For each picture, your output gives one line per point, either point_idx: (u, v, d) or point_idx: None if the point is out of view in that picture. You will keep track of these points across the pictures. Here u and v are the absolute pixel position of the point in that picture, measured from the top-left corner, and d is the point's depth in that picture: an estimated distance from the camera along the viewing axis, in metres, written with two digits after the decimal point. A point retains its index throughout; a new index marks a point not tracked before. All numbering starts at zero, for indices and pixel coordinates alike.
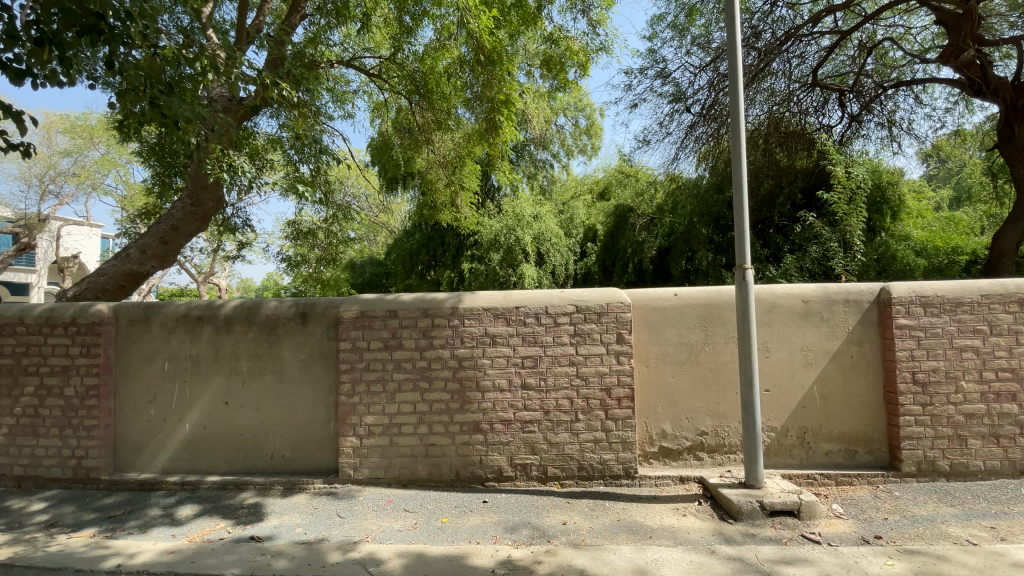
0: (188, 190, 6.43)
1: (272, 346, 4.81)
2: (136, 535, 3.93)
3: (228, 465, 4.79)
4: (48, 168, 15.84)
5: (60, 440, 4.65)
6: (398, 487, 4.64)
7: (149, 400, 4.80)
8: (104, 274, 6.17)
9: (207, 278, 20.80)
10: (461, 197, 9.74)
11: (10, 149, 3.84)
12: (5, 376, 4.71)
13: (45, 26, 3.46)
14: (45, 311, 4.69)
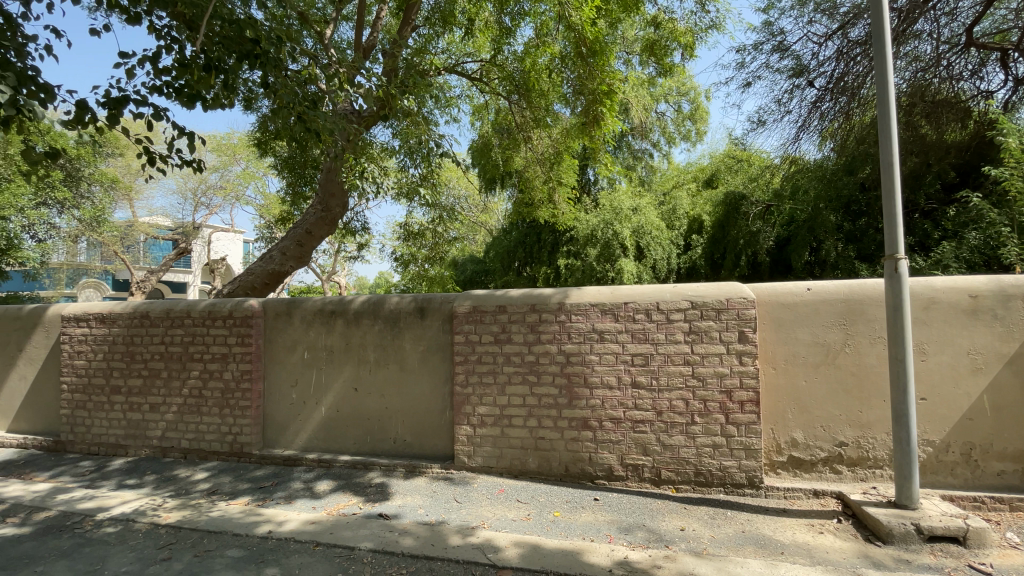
0: (318, 198, 7.13)
1: (394, 338, 5.17)
2: (283, 504, 4.41)
3: (356, 447, 5.23)
4: (202, 183, 18.47)
5: (220, 417, 5.39)
6: (509, 477, 4.75)
7: (292, 384, 5.41)
8: (252, 274, 7.03)
9: (328, 277, 23.00)
10: (558, 193, 9.67)
11: (184, 166, 4.32)
12: (175, 362, 5.53)
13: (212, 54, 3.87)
14: (208, 306, 5.46)
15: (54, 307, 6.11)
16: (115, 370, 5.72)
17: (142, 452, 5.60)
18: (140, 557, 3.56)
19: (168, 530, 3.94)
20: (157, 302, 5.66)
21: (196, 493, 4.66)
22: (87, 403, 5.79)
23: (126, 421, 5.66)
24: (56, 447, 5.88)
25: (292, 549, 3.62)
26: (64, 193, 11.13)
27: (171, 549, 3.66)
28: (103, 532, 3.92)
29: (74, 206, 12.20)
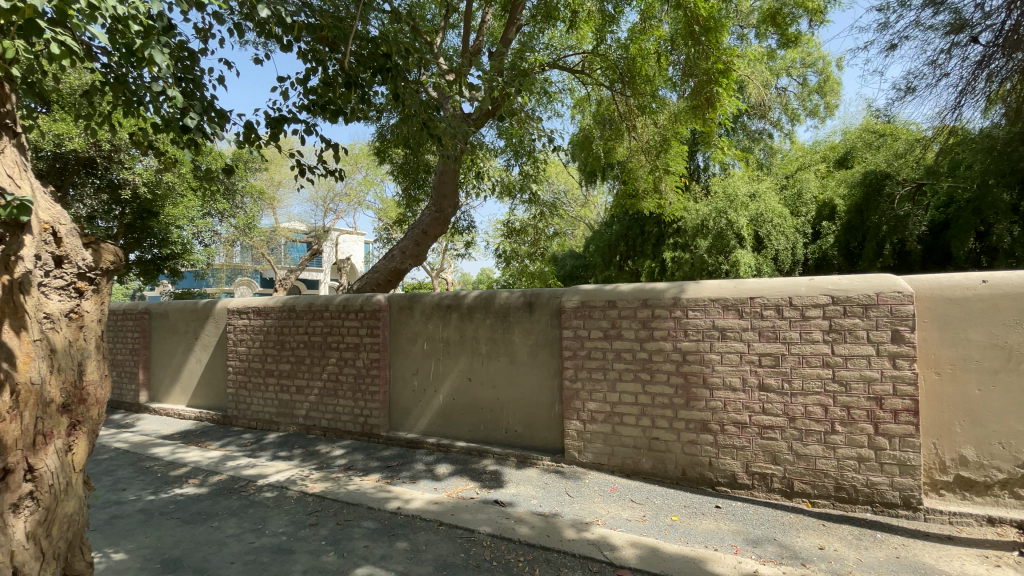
0: (432, 199, 7.53)
1: (505, 332, 5.31)
2: (408, 484, 4.76)
3: (471, 434, 5.48)
4: (329, 190, 20.52)
5: (353, 400, 5.97)
6: (622, 476, 4.66)
7: (413, 372, 5.82)
8: (377, 271, 7.62)
9: (437, 274, 24.38)
10: (665, 182, 9.18)
11: (330, 175, 4.75)
12: (316, 350, 6.23)
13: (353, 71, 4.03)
14: (342, 300, 6.07)
15: (222, 302, 7.20)
16: (269, 356, 6.59)
17: (291, 428, 6.40)
18: (293, 520, 4.06)
19: (314, 499, 4.45)
20: (301, 297, 6.41)
21: (335, 467, 5.21)
22: (248, 383, 6.75)
23: (277, 401, 6.50)
24: (225, 420, 6.94)
25: (418, 527, 3.90)
26: (225, 205, 13.06)
27: (317, 516, 4.13)
28: (264, 495, 4.54)
29: (232, 215, 14.25)
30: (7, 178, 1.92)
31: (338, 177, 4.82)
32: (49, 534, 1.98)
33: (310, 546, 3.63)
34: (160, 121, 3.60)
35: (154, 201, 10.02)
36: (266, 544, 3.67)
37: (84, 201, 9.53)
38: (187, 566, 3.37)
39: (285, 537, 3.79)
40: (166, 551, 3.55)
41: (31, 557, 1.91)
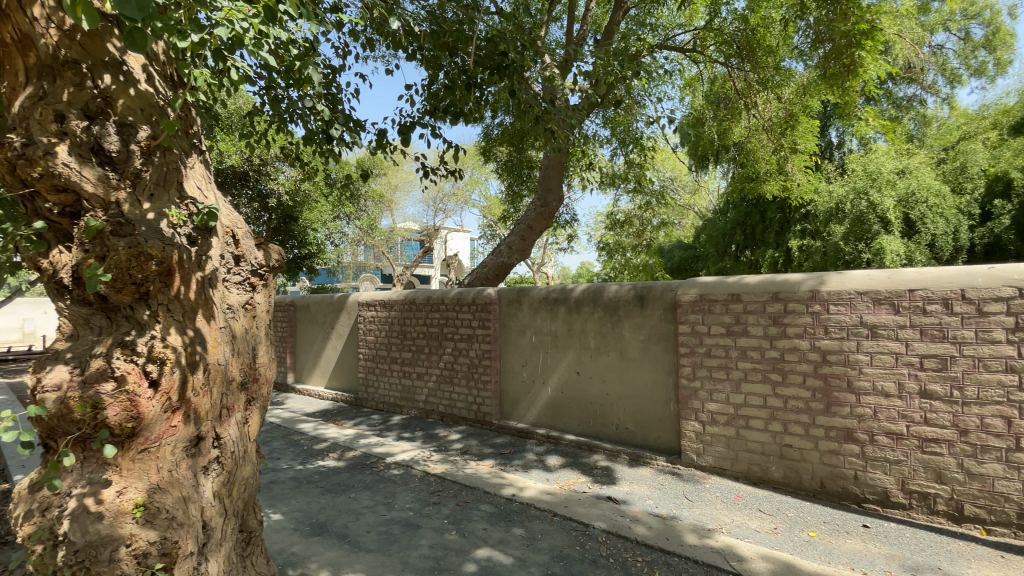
0: (538, 194, 7.59)
1: (617, 325, 5.18)
2: (521, 472, 4.87)
3: (581, 428, 5.45)
4: (439, 191, 21.66)
5: (467, 389, 6.27)
6: (747, 483, 4.32)
7: (522, 364, 5.93)
8: (486, 265, 7.79)
9: (540, 268, 24.61)
10: (792, 162, 8.27)
11: (451, 174, 4.97)
12: (433, 340, 6.63)
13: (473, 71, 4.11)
14: (456, 294, 6.38)
15: (353, 296, 7.96)
16: (393, 345, 7.16)
17: (412, 411, 6.91)
18: (418, 497, 4.37)
19: (435, 479, 4.75)
20: (420, 291, 6.86)
21: (452, 451, 5.51)
22: (375, 369, 7.41)
23: (400, 386, 7.05)
24: (356, 401, 7.70)
25: (533, 515, 3.98)
26: (351, 209, 14.41)
27: (438, 495, 4.40)
28: (391, 472, 4.94)
29: (357, 217, 15.67)
30: (198, 192, 2.25)
31: (460, 177, 5.03)
32: (231, 494, 2.33)
33: (434, 524, 3.88)
34: (306, 134, 4.06)
35: (295, 208, 11.37)
36: (396, 518, 3.99)
37: (241, 209, 11.13)
38: (332, 530, 3.78)
39: (412, 512, 4.09)
40: (314, 516, 4.03)
41: (217, 512, 2.26)
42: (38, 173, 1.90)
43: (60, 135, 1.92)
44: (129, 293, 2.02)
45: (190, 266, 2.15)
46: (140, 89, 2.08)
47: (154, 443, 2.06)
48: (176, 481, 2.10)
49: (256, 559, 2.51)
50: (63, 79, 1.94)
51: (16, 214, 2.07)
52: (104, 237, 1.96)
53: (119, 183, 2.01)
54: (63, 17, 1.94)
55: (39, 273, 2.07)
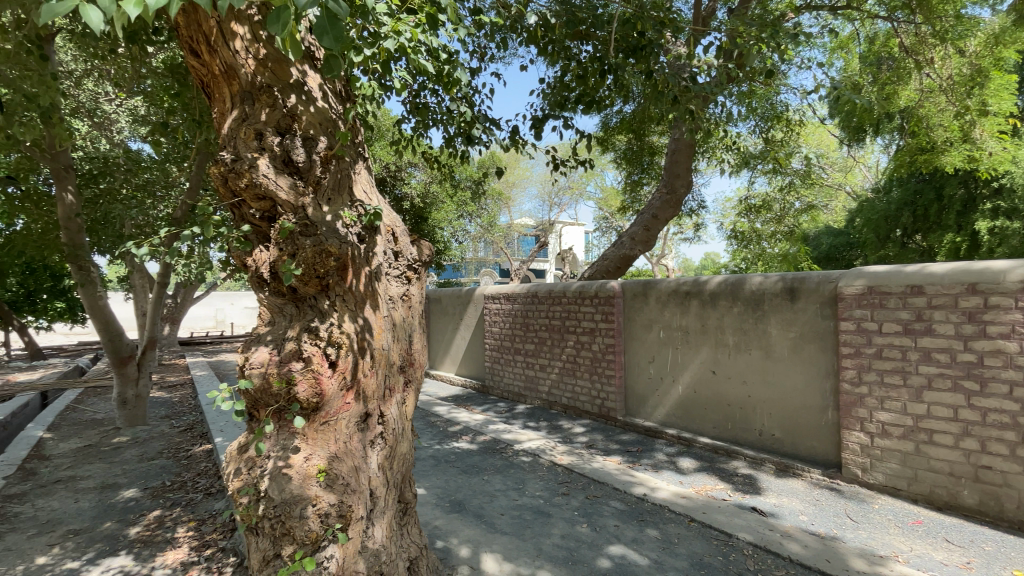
0: (663, 181, 7.28)
1: (759, 322, 4.74)
2: (651, 472, 4.70)
3: (717, 431, 5.10)
4: (555, 185, 21.72)
5: (591, 383, 6.22)
6: (928, 508, 3.68)
7: (649, 360, 5.71)
8: (608, 258, 7.58)
9: (658, 261, 23.50)
10: (983, 126, 6.81)
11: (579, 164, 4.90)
12: (556, 333, 6.69)
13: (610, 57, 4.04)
14: (579, 287, 6.34)
15: (479, 289, 8.35)
16: (517, 336, 7.37)
17: (536, 402, 7.04)
18: (547, 486, 4.44)
19: (563, 470, 4.79)
20: (543, 284, 6.95)
21: (578, 443, 5.52)
22: (500, 359, 7.69)
23: (524, 377, 7.23)
24: (483, 389, 8.08)
25: (668, 517, 3.81)
26: (471, 207, 15.07)
27: (567, 486, 4.43)
28: (520, 459, 5.09)
29: (477, 214, 16.37)
30: (364, 195, 2.50)
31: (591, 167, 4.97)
32: (392, 468, 2.56)
33: (565, 514, 3.91)
34: (444, 136, 4.32)
35: (423, 208, 12.19)
36: (528, 504, 4.10)
37: None
38: (469, 510, 4.00)
39: (542, 500, 4.17)
40: (452, 494, 4.30)
41: (381, 483, 2.50)
42: (244, 184, 2.24)
43: (260, 150, 2.24)
44: (313, 285, 2.33)
45: (360, 261, 2.41)
46: (319, 106, 2.36)
47: (333, 417, 2.34)
48: (350, 452, 2.37)
49: (411, 529, 2.73)
50: (260, 102, 2.26)
51: (228, 219, 2.47)
52: (293, 237, 2.26)
53: (305, 190, 2.30)
54: (258, 47, 2.24)
55: (245, 268, 2.45)
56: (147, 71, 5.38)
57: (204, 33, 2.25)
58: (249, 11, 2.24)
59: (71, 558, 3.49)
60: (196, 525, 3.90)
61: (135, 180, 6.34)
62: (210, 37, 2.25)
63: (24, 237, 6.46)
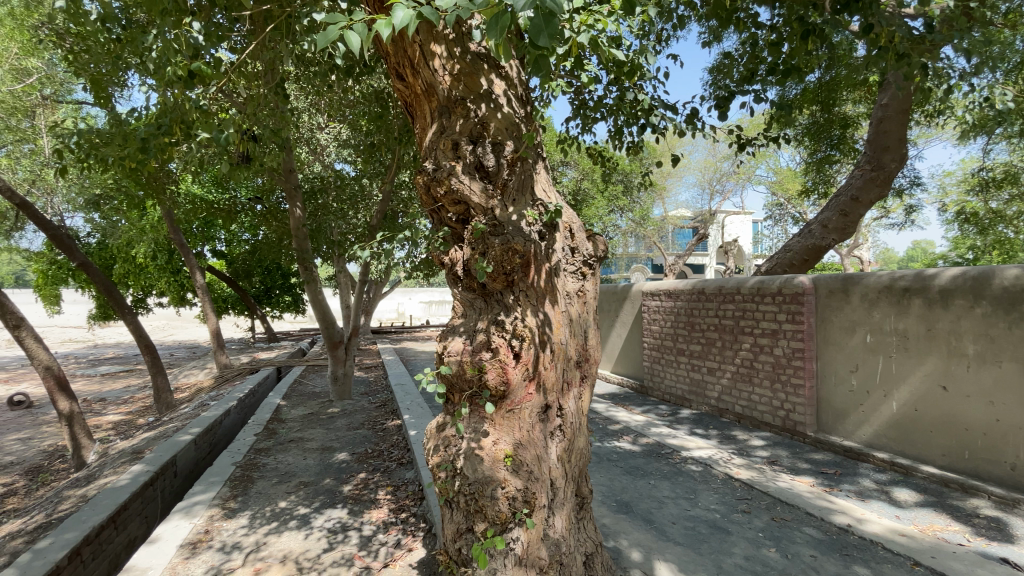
0: (866, 156, 6.21)
1: (1014, 327, 3.72)
2: (854, 499, 4.02)
3: (947, 461, 4.15)
4: (716, 171, 19.95)
5: (771, 391, 5.57)
6: None
7: (851, 369, 4.90)
8: (790, 250, 6.66)
9: (849, 252, 20.00)
10: None
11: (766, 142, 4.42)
12: (728, 333, 6.15)
13: (808, 17, 3.52)
14: (757, 282, 5.73)
15: (637, 285, 8.08)
16: (680, 336, 6.96)
17: (703, 408, 6.56)
18: (724, 501, 4.09)
19: (741, 485, 4.36)
20: (712, 279, 6.44)
21: (757, 457, 4.98)
22: (661, 359, 7.34)
23: (689, 379, 6.79)
24: (642, 389, 7.81)
25: (882, 556, 3.20)
26: (624, 200, 14.67)
27: (747, 504, 4.02)
28: (690, 468, 4.77)
29: (630, 208, 15.91)
30: (545, 193, 2.57)
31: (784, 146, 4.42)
32: (571, 460, 2.59)
33: (747, 534, 3.56)
34: (613, 129, 4.25)
35: (576, 206, 12.26)
36: (702, 516, 3.83)
37: None
38: (638, 513, 3.89)
39: (719, 515, 3.85)
40: (619, 494, 4.22)
41: (561, 475, 2.55)
42: (444, 190, 2.48)
43: (456, 158, 2.45)
44: (500, 281, 2.48)
45: (541, 258, 2.48)
46: (504, 112, 2.49)
47: (518, 405, 2.46)
48: (533, 440, 2.46)
49: (587, 524, 2.73)
50: (455, 114, 2.47)
51: (429, 223, 2.76)
52: (484, 237, 2.44)
53: (493, 193, 2.46)
54: (453, 63, 2.45)
55: (442, 267, 2.72)
56: (351, 101, 6.34)
57: (409, 57, 2.52)
58: (445, 31, 2.45)
59: (304, 505, 4.28)
60: (392, 491, 4.47)
61: (343, 194, 7.55)
62: (413, 61, 2.52)
63: (267, 244, 8.15)
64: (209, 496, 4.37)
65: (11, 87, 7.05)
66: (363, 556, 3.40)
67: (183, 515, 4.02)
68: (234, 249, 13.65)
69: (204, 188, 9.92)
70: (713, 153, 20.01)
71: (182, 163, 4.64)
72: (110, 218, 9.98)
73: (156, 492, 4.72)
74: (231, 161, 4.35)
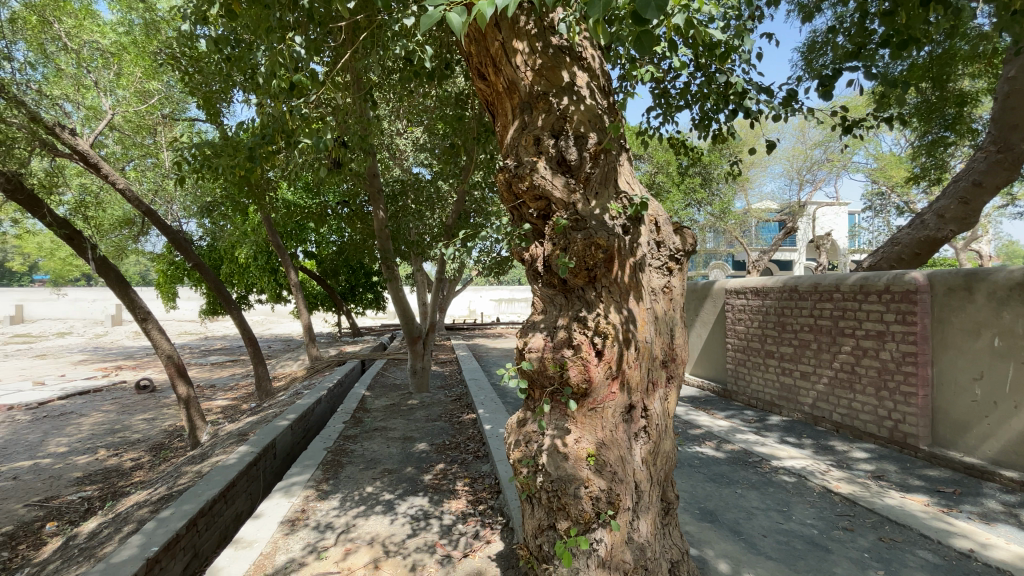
0: (991, 135, 5.44)
1: None
2: (981, 523, 3.53)
3: None
4: (807, 160, 18.41)
5: (876, 399, 5.05)
6: None
7: (974, 377, 4.31)
8: (898, 243, 5.95)
9: (969, 246, 17.63)
10: None
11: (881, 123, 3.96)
12: (825, 335, 5.66)
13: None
14: (860, 280, 5.21)
15: (719, 282, 7.66)
16: (769, 337, 6.51)
17: (795, 415, 6.08)
18: (822, 516, 3.76)
19: (842, 500, 3.99)
20: (805, 276, 5.95)
21: (859, 471, 4.54)
22: (748, 362, 6.91)
23: (779, 383, 6.33)
24: (725, 393, 7.40)
25: None
26: (703, 194, 13.97)
27: (849, 521, 3.67)
28: (782, 478, 4.44)
29: (708, 202, 15.13)
30: (627, 186, 2.50)
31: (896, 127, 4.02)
32: (656, 463, 2.50)
33: (850, 553, 3.24)
34: (702, 116, 4.04)
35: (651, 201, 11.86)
36: (797, 531, 3.54)
37: None
38: (724, 522, 3.67)
39: (816, 530, 3.54)
40: (702, 501, 4.02)
41: (646, 478, 2.46)
42: (526, 186, 2.48)
43: (538, 154, 2.45)
44: (582, 277, 2.44)
45: (625, 253, 2.41)
46: (587, 103, 2.44)
47: (600, 404, 2.41)
48: (616, 440, 2.40)
49: (673, 531, 2.62)
50: (538, 109, 2.46)
51: (510, 220, 2.78)
52: (566, 233, 2.41)
53: (576, 187, 2.43)
54: (535, 59, 2.43)
55: (522, 263, 2.72)
56: (428, 105, 6.56)
57: (490, 56, 2.55)
58: (527, 26, 2.44)
59: (388, 491, 4.49)
60: (470, 483, 4.58)
61: (420, 196, 7.82)
62: (495, 59, 2.53)
63: (352, 245, 8.66)
64: (304, 478, 4.71)
65: (138, 109, 7.99)
66: (444, 545, 3.51)
67: (283, 493, 4.36)
68: (323, 250, 14.65)
69: (297, 194, 10.72)
70: (803, 139, 18.46)
71: (279, 171, 5.02)
72: (218, 223, 11.06)
73: (259, 471, 5.18)
74: (323, 167, 4.65)
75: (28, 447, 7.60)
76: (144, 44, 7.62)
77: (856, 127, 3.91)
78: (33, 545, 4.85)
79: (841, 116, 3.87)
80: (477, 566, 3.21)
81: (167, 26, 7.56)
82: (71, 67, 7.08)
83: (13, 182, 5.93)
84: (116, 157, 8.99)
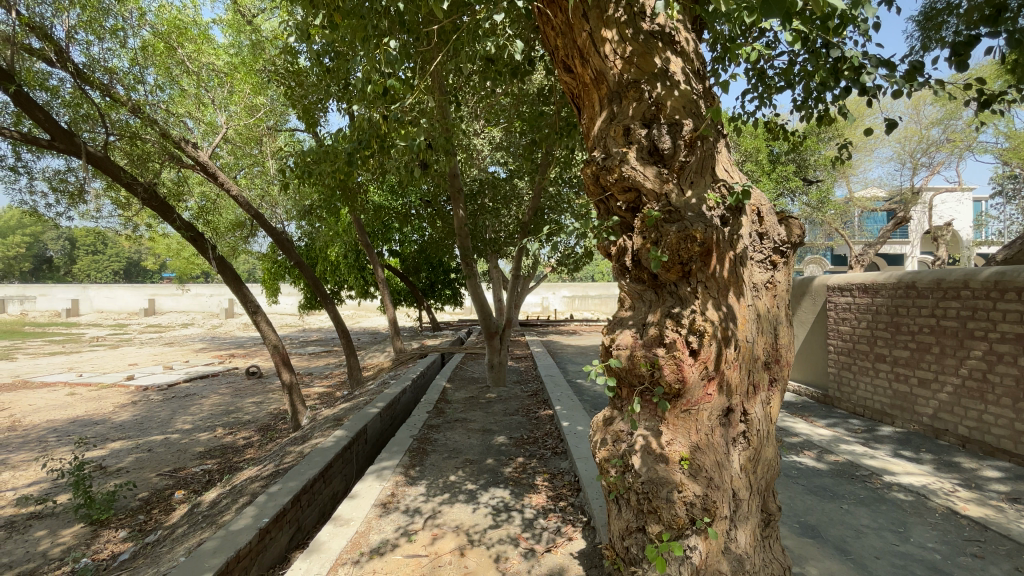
0: None
1: None
2: None
3: None
4: (922, 141, 16.40)
5: (1014, 412, 4.38)
6: None
7: None
8: None
9: None
10: None
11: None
12: (948, 337, 5.01)
13: None
14: (995, 275, 4.56)
15: (819, 278, 7.04)
16: (880, 339, 5.88)
17: (912, 426, 5.44)
18: (946, 540, 3.33)
19: (971, 524, 3.51)
20: (925, 272, 5.30)
21: (992, 492, 3.96)
22: (853, 365, 6.29)
23: (891, 391, 5.70)
24: (826, 399, 6.79)
25: None
26: (797, 182, 12.91)
27: (979, 547, 3.23)
28: (896, 495, 3.99)
29: (803, 190, 13.96)
30: (726, 174, 2.38)
31: None
32: (756, 471, 2.34)
33: None
34: (807, 93, 3.77)
35: None
36: (915, 554, 3.17)
37: None
38: (828, 539, 3.37)
39: (939, 555, 3.15)
40: (801, 514, 3.71)
41: (744, 486, 2.31)
42: (614, 178, 2.41)
43: (628, 145, 2.38)
44: (675, 272, 2.34)
45: (724, 246, 2.28)
46: (682, 89, 2.33)
47: (695, 406, 2.29)
48: (713, 445, 2.27)
49: (774, 545, 2.44)
50: (628, 98, 2.38)
51: (596, 214, 2.73)
52: (658, 225, 2.31)
53: (669, 176, 2.33)
54: (625, 46, 2.35)
55: (609, 258, 2.65)
56: (505, 105, 6.66)
57: (578, 47, 2.50)
58: (616, 14, 2.37)
59: (471, 481, 4.61)
60: (549, 478, 4.58)
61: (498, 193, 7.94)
62: (583, 50, 2.49)
63: (433, 243, 8.99)
64: (393, 464, 4.97)
65: (247, 122, 8.85)
66: (527, 538, 3.54)
67: (375, 477, 4.63)
68: (407, 248, 15.36)
69: (384, 196, 11.33)
70: (917, 117, 16.43)
71: (370, 174, 5.30)
72: (314, 225, 11.99)
73: (353, 454, 5.55)
74: (411, 168, 4.89)
75: (160, 424, 8.69)
76: (251, 62, 8.39)
77: (997, 99, 3.37)
78: (165, 509, 5.55)
79: (978, 87, 3.36)
80: (560, 563, 3.19)
81: (269, 45, 8.26)
82: (192, 88, 7.97)
83: (150, 192, 6.77)
84: (229, 167, 10.02)
